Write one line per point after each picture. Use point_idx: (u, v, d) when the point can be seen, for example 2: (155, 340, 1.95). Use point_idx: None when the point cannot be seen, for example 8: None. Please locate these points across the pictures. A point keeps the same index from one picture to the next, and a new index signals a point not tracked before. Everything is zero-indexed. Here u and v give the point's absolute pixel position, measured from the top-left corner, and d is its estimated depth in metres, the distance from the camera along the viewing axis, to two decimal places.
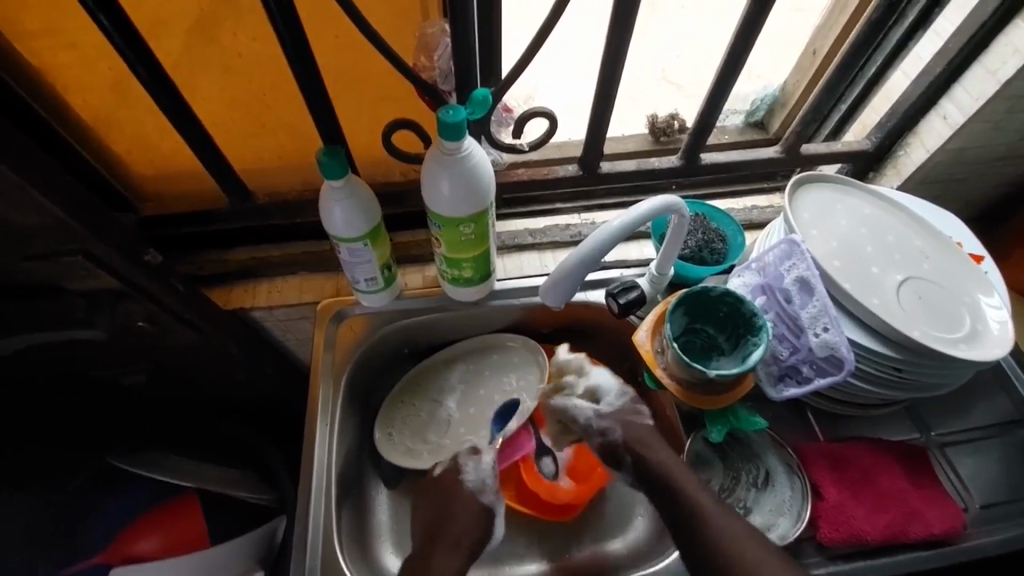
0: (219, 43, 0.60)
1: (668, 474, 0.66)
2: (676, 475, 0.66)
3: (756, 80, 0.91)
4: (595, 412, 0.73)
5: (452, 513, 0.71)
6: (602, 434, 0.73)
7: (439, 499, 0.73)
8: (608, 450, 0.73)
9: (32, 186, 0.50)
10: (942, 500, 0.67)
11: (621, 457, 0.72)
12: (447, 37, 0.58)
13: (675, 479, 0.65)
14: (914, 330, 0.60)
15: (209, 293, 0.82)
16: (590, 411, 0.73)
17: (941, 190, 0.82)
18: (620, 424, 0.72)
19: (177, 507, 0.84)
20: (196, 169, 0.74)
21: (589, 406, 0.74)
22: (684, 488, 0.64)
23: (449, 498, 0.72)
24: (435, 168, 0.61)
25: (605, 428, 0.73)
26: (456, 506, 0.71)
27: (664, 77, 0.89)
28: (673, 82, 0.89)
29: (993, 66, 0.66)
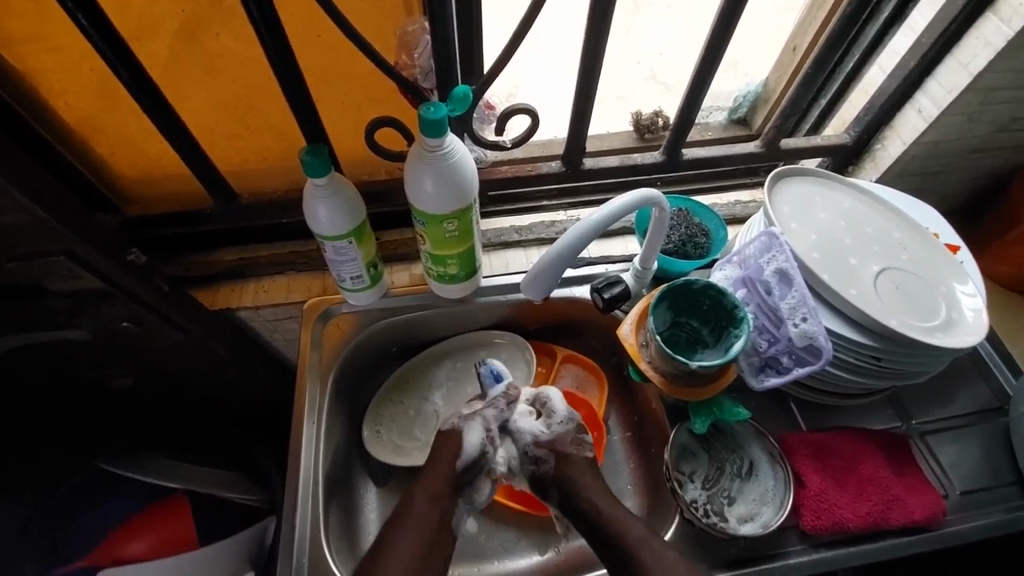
0: (201, 42, 0.60)
1: (602, 514, 0.63)
2: (616, 515, 0.63)
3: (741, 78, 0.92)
4: (535, 436, 0.67)
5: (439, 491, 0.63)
6: (538, 464, 0.66)
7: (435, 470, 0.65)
8: (539, 480, 0.67)
9: (13, 185, 0.50)
10: (923, 487, 0.67)
11: (547, 491, 0.66)
12: (427, 35, 0.58)
13: (611, 519, 0.62)
14: (891, 319, 0.61)
15: (195, 294, 0.82)
16: (529, 432, 0.66)
17: (919, 183, 0.83)
18: (557, 456, 0.66)
19: (165, 510, 0.84)
20: (180, 169, 0.74)
21: (536, 428, 0.67)
22: (621, 526, 0.62)
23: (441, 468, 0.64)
24: (418, 165, 0.61)
25: (541, 459, 0.66)
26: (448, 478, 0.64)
27: (653, 77, 0.91)
28: (661, 82, 0.91)
29: (965, 59, 0.67)
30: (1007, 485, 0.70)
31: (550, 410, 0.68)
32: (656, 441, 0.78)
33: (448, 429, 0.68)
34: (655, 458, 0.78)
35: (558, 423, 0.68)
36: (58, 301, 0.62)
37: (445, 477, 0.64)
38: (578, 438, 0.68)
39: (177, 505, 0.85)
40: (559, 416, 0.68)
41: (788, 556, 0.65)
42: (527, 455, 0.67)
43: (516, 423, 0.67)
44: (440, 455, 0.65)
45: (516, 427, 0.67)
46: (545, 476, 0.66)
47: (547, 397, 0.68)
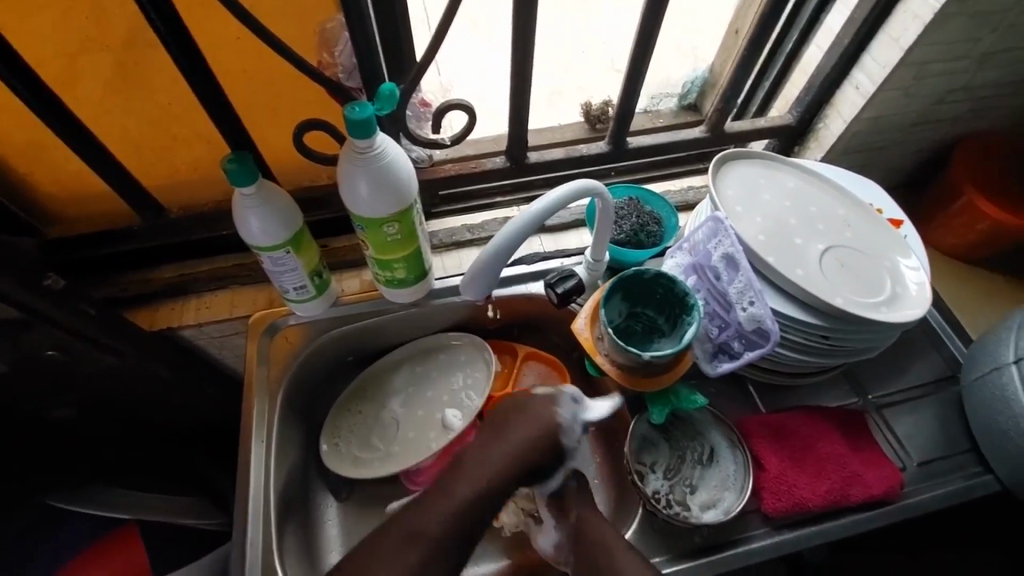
0: (108, 51, 0.56)
1: (601, 541, 0.63)
2: (613, 546, 0.62)
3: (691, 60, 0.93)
4: None
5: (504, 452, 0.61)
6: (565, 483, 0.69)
7: (505, 430, 0.63)
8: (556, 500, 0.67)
9: None
10: (880, 461, 0.68)
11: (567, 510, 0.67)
12: (346, 31, 0.56)
13: (611, 547, 0.62)
14: (837, 298, 0.61)
15: (132, 316, 0.78)
16: None
17: (864, 159, 0.84)
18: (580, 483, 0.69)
19: (114, 544, 0.79)
20: (101, 186, 0.70)
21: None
22: (616, 562, 0.60)
23: (514, 433, 0.62)
24: (350, 168, 0.59)
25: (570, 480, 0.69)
26: (527, 436, 0.62)
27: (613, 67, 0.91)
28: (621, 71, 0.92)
29: (896, 33, 0.67)
30: (964, 452, 0.71)
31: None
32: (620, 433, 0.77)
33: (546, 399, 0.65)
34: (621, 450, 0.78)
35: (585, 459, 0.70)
36: None
37: (519, 445, 0.62)
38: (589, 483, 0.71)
39: (128, 537, 0.80)
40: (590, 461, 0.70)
41: (751, 540, 0.64)
42: None
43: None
44: (517, 419, 0.63)
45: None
46: (568, 496, 0.67)
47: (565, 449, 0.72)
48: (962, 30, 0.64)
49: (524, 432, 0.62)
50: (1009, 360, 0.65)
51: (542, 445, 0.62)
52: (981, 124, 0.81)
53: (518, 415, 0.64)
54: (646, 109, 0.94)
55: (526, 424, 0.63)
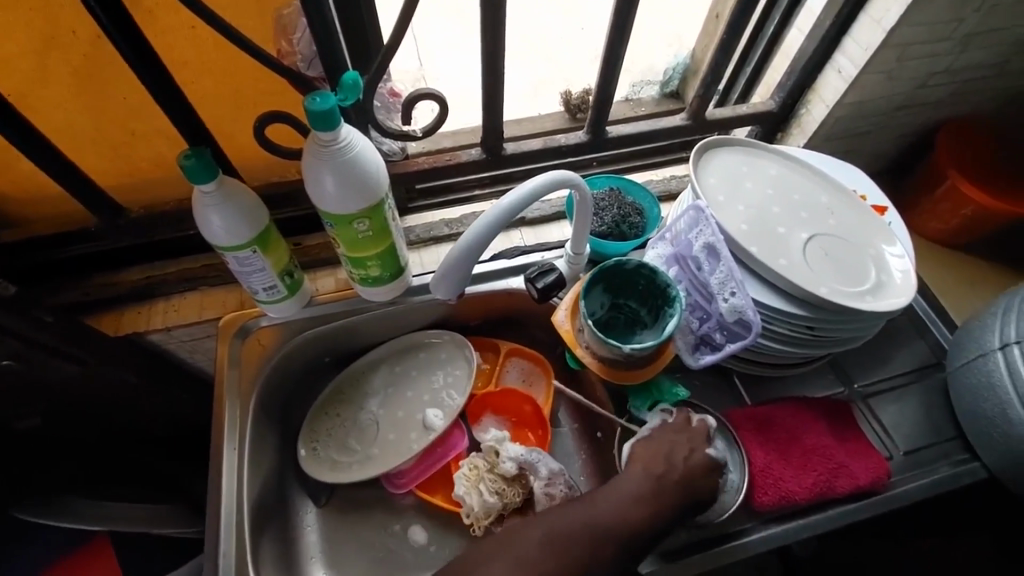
0: (53, 43, 0.53)
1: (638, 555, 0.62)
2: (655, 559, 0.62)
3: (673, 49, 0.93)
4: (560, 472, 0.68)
5: (667, 479, 0.57)
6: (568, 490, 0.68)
7: (664, 458, 0.58)
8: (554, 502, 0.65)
9: None
10: (867, 451, 0.67)
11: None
12: (304, 18, 0.53)
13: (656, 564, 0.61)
14: (821, 288, 0.59)
15: (95, 322, 0.75)
16: (557, 472, 0.68)
17: (847, 145, 0.82)
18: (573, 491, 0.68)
19: (87, 555, 0.76)
20: (53, 186, 0.67)
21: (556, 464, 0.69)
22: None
23: (670, 461, 0.58)
24: (314, 163, 0.56)
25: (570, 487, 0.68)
26: (680, 469, 0.58)
27: (594, 58, 0.92)
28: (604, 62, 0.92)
29: (877, 14, 0.65)
30: (950, 439, 0.71)
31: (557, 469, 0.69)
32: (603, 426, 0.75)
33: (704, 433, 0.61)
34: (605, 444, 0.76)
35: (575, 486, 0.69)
36: None
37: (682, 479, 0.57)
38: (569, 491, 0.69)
39: (99, 551, 0.77)
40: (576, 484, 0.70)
41: (739, 535, 0.63)
42: (554, 478, 0.68)
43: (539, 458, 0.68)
44: (680, 447, 0.59)
45: (535, 461, 0.68)
46: None
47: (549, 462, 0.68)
48: (946, 10, 0.62)
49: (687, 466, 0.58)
50: (993, 347, 0.65)
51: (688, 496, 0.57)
52: (963, 107, 0.80)
53: (671, 456, 0.58)
54: (627, 97, 0.92)
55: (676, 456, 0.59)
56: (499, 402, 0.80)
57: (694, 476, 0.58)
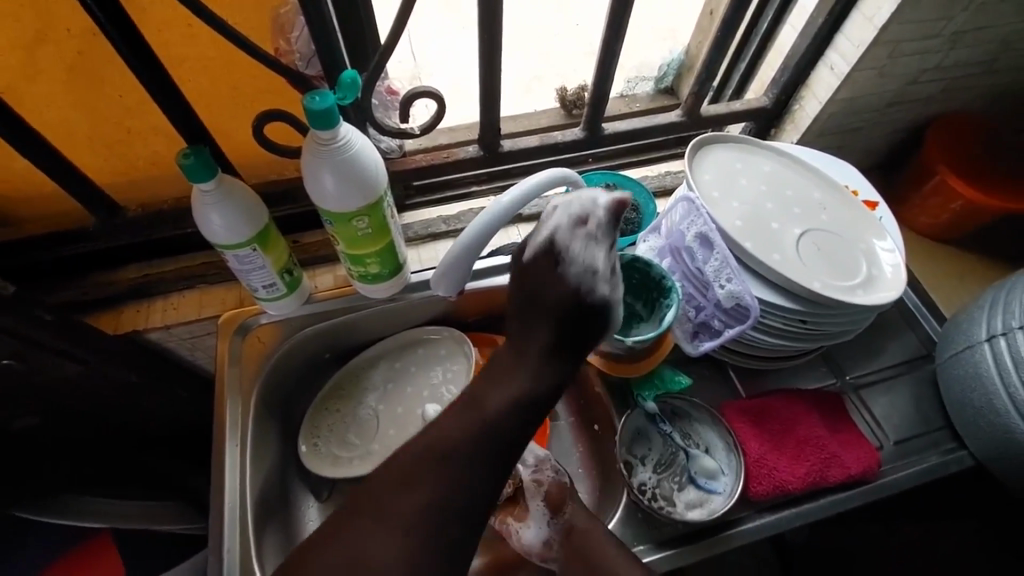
0: (50, 41, 0.53)
1: (591, 536, 0.62)
2: (606, 541, 0.61)
3: (668, 41, 0.95)
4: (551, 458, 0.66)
5: (529, 304, 0.52)
6: (557, 475, 0.64)
7: (526, 289, 0.52)
8: (553, 493, 0.63)
9: None
10: (858, 441, 0.68)
11: (563, 504, 0.63)
12: (302, 17, 0.54)
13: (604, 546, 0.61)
14: (814, 282, 0.60)
15: (93, 320, 0.75)
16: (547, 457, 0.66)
17: (839, 141, 0.84)
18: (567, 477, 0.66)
19: (90, 553, 0.77)
20: (51, 185, 0.67)
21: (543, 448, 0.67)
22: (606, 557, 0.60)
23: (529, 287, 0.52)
24: (313, 161, 0.57)
25: (560, 472, 0.65)
26: (540, 295, 0.51)
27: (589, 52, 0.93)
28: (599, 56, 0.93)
29: (869, 12, 0.66)
30: (939, 429, 0.72)
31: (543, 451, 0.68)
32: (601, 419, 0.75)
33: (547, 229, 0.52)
34: (601, 435, 0.76)
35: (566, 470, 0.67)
36: None
37: (541, 301, 0.51)
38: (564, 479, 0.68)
39: (101, 547, 0.78)
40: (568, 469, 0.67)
41: (737, 523, 0.64)
42: (545, 465, 0.65)
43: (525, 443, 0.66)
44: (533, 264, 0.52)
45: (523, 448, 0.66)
46: (568, 491, 0.64)
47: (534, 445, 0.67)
48: (935, 8, 0.63)
49: (543, 280, 0.51)
50: (981, 339, 0.66)
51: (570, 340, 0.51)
52: (953, 104, 0.82)
53: (534, 286, 0.52)
54: (623, 93, 0.92)
55: (531, 274, 0.52)
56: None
57: (557, 322, 0.50)
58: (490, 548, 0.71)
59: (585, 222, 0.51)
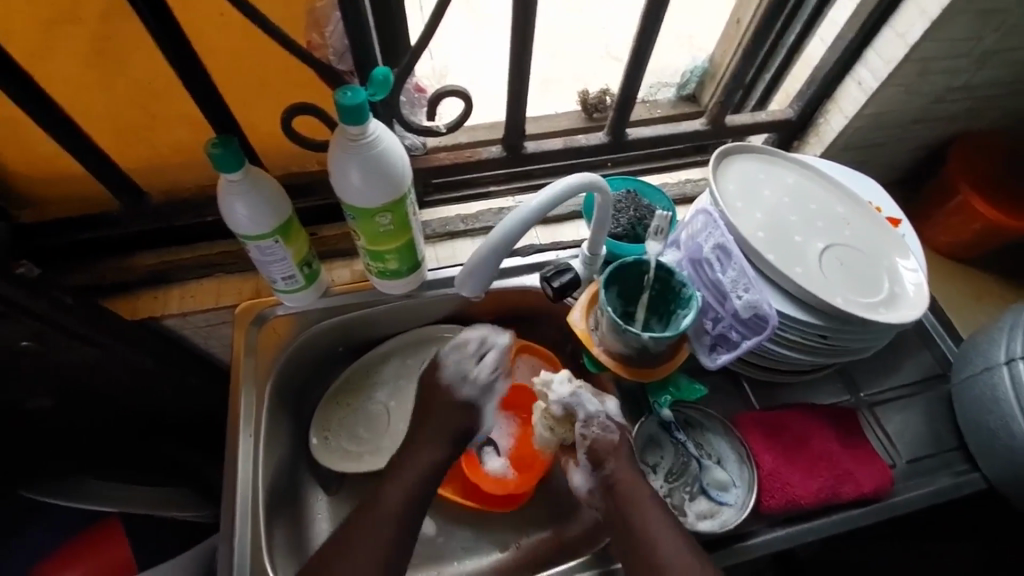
0: (84, 23, 0.53)
1: (634, 502, 0.62)
2: (647, 506, 0.61)
3: (689, 54, 0.93)
4: (606, 411, 0.65)
5: (434, 419, 0.68)
6: (603, 432, 0.64)
7: (428, 401, 0.69)
8: (594, 450, 0.64)
9: None
10: (872, 458, 0.68)
11: (604, 462, 0.63)
12: (338, 12, 0.53)
13: (644, 511, 0.61)
14: (836, 298, 0.60)
15: (109, 304, 0.75)
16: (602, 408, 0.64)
17: (862, 156, 0.83)
18: (620, 434, 0.65)
19: (94, 536, 0.76)
20: (78, 170, 0.67)
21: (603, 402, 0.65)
22: (648, 522, 0.60)
23: (435, 401, 0.68)
24: (341, 156, 0.57)
25: (608, 429, 0.64)
26: (446, 409, 0.68)
27: (609, 54, 0.92)
28: (617, 58, 0.92)
29: (902, 29, 0.66)
30: (952, 450, 0.72)
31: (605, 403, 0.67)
32: None
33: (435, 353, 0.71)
34: None
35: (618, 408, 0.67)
36: None
37: (445, 419, 0.67)
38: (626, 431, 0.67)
39: (107, 532, 0.77)
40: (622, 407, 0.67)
41: (748, 536, 0.64)
42: (593, 422, 0.64)
43: (582, 398, 0.63)
44: (431, 391, 0.69)
45: (580, 401, 0.63)
46: (609, 450, 0.63)
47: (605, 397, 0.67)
48: (967, 27, 0.63)
49: (444, 395, 0.68)
50: (1000, 361, 0.66)
51: (456, 439, 0.68)
52: (979, 123, 0.81)
53: (436, 405, 0.68)
54: (644, 98, 0.92)
55: (436, 392, 0.69)
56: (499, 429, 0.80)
57: (450, 444, 0.67)
58: (525, 539, 0.77)
59: (488, 350, 0.70)
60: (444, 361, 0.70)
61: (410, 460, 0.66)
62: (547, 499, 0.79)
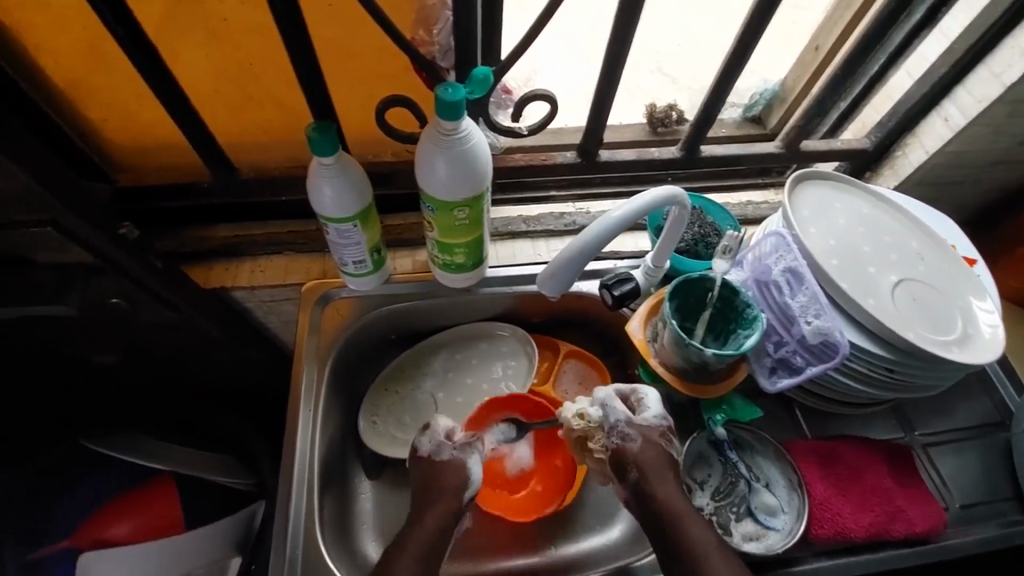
0: (203, 6, 0.56)
1: (672, 509, 0.61)
2: (686, 514, 0.60)
3: (751, 76, 0.89)
4: (626, 418, 0.66)
5: (442, 485, 0.66)
6: (622, 441, 0.64)
7: (428, 470, 0.67)
8: (617, 458, 0.65)
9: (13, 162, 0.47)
10: (926, 498, 0.67)
11: (626, 470, 0.64)
12: (448, 10, 0.56)
13: (682, 518, 0.60)
14: (909, 332, 0.60)
15: (188, 271, 0.79)
16: (623, 415, 0.66)
17: (935, 192, 0.82)
18: (643, 441, 0.64)
19: (148, 493, 0.79)
20: (180, 141, 0.71)
21: (626, 409, 0.66)
22: (689, 532, 0.59)
23: (441, 474, 0.66)
24: (431, 148, 0.59)
25: (628, 438, 0.64)
26: (453, 480, 0.66)
27: (658, 69, 0.88)
28: (667, 74, 0.88)
29: (998, 69, 0.66)
30: (1006, 500, 0.71)
31: (643, 410, 0.67)
32: None
33: (447, 458, 0.68)
34: None
35: (653, 415, 0.67)
36: (44, 275, 0.58)
37: (453, 488, 0.65)
38: (666, 437, 0.66)
39: (162, 490, 0.80)
40: (654, 413, 0.67)
41: (794, 563, 0.63)
42: (613, 430, 0.65)
43: (607, 406, 0.66)
44: (444, 474, 0.66)
45: (605, 411, 0.66)
46: (631, 455, 0.64)
47: (644, 395, 0.68)
48: None
49: (454, 472, 0.67)
50: None
51: (454, 510, 0.64)
52: None
53: (443, 476, 0.66)
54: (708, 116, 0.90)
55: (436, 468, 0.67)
56: (509, 403, 0.78)
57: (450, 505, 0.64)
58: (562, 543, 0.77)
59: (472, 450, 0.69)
60: (448, 462, 0.67)
61: (426, 525, 0.63)
62: (594, 500, 0.80)
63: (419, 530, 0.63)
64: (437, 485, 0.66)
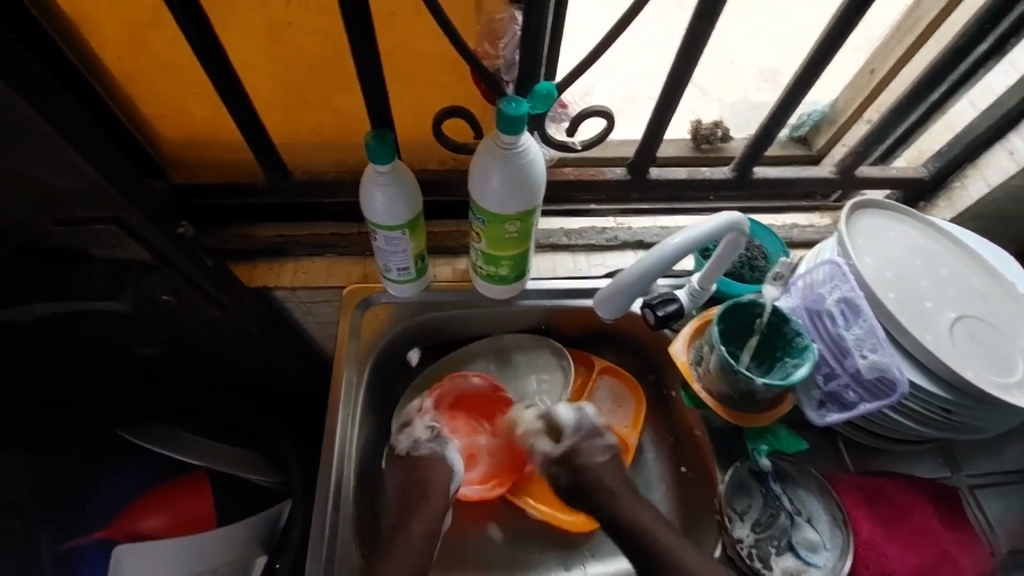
0: (273, 11, 0.56)
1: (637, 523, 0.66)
2: (654, 527, 0.66)
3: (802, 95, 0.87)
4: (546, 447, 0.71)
5: (427, 484, 0.68)
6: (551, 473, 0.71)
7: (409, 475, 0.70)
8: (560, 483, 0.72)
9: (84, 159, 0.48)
10: (976, 544, 0.65)
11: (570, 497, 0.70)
12: (516, 24, 0.56)
13: (652, 531, 0.65)
14: (968, 371, 0.58)
15: (233, 268, 0.79)
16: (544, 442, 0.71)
17: (992, 226, 0.80)
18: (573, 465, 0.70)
19: (182, 486, 0.79)
20: (237, 141, 0.72)
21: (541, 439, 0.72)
22: (660, 539, 0.65)
23: (421, 479, 0.69)
24: (488, 161, 0.58)
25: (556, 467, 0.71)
26: (439, 482, 0.68)
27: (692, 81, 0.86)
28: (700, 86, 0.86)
29: None
30: None
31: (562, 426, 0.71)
32: (693, 462, 0.76)
33: (426, 454, 0.71)
34: (689, 479, 0.76)
35: (577, 430, 0.71)
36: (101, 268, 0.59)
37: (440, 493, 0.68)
38: (593, 441, 0.71)
39: (194, 483, 0.80)
40: (574, 423, 0.71)
41: None
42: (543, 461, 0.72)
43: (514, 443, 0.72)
44: (427, 476, 0.69)
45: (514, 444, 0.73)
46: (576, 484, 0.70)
47: (559, 411, 0.72)
48: None
49: (441, 477, 0.69)
50: None
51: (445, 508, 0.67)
52: None
53: (426, 479, 0.68)
54: None
55: (417, 468, 0.70)
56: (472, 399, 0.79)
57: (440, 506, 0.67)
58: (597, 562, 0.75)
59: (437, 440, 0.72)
60: (427, 459, 0.70)
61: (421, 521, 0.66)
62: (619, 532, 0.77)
63: (406, 533, 0.65)
64: (422, 484, 0.68)
